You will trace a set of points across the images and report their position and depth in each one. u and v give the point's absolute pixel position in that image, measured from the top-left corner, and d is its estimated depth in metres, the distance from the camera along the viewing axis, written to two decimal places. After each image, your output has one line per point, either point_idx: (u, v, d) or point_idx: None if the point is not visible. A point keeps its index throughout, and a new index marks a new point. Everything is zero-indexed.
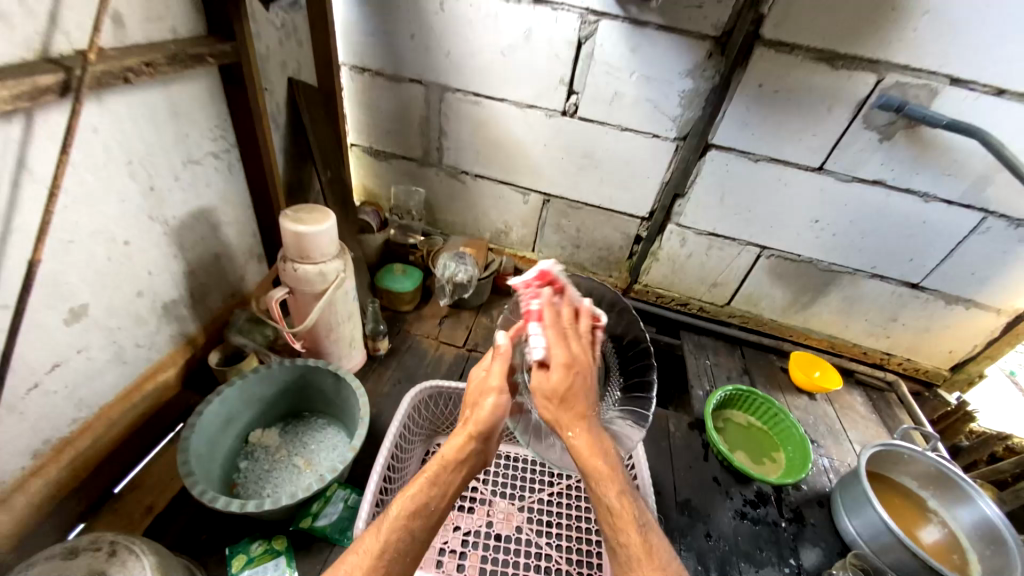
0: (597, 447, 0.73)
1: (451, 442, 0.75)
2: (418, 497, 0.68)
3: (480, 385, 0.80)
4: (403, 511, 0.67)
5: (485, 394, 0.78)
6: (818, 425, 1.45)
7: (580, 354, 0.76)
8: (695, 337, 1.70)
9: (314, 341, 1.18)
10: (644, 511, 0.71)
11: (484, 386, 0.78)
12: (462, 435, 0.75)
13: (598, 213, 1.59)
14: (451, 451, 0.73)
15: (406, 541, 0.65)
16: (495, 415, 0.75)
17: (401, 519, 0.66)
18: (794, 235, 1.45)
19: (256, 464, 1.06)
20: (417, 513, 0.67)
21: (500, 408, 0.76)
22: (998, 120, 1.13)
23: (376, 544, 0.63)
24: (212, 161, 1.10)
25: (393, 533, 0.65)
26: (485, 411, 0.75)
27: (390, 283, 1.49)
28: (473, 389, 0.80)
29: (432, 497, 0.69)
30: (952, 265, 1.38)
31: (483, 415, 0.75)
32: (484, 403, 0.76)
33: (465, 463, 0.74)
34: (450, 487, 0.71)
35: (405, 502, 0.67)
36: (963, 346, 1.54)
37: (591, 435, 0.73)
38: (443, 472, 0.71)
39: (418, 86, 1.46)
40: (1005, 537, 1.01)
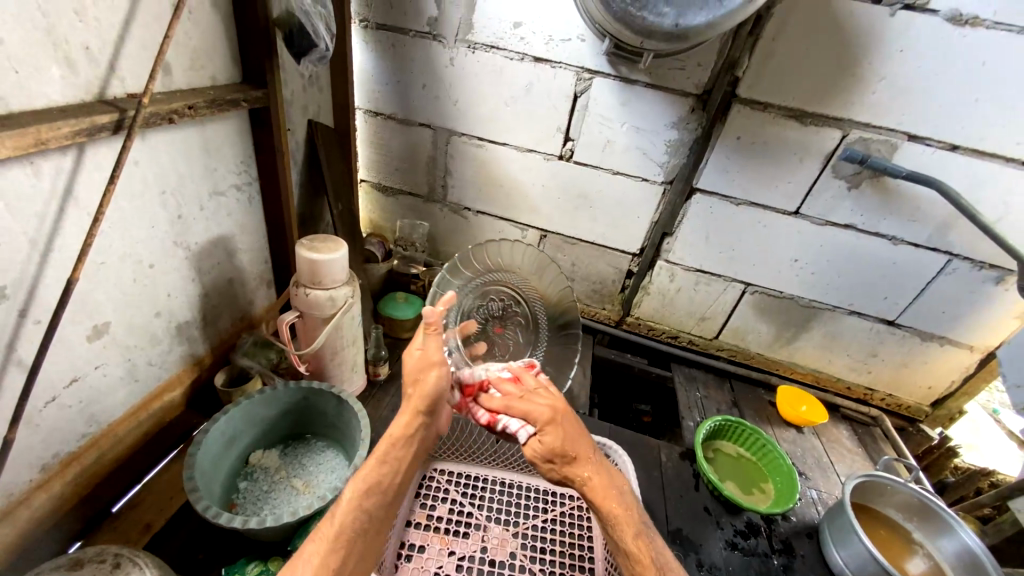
0: (610, 488, 0.81)
1: (400, 421, 0.85)
2: (370, 476, 0.78)
3: (418, 362, 0.88)
4: (356, 484, 0.77)
5: (425, 368, 0.87)
6: (806, 457, 1.49)
7: (552, 404, 0.87)
8: (686, 369, 1.76)
9: (318, 364, 1.22)
10: (663, 556, 0.77)
11: (426, 362, 0.88)
12: (409, 412, 0.85)
13: (592, 249, 1.69)
14: (400, 427, 0.84)
15: (360, 519, 0.74)
16: (437, 389, 0.86)
17: (354, 499, 0.75)
18: (775, 273, 1.54)
19: (255, 484, 1.07)
20: (369, 491, 0.77)
21: (439, 381, 0.87)
22: (953, 172, 1.25)
23: (332, 526, 0.72)
24: (234, 193, 1.19)
25: (347, 514, 0.73)
26: (428, 384, 0.86)
27: (392, 311, 1.55)
28: (413, 364, 0.88)
29: (382, 477, 0.79)
30: (925, 304, 1.47)
31: (426, 391, 0.86)
32: (428, 377, 0.86)
33: (412, 440, 0.85)
34: (399, 465, 0.82)
35: (357, 485, 0.77)
36: (942, 382, 1.60)
37: (599, 473, 0.82)
38: (391, 450, 0.82)
39: (427, 129, 1.58)
40: (986, 566, 1.04)
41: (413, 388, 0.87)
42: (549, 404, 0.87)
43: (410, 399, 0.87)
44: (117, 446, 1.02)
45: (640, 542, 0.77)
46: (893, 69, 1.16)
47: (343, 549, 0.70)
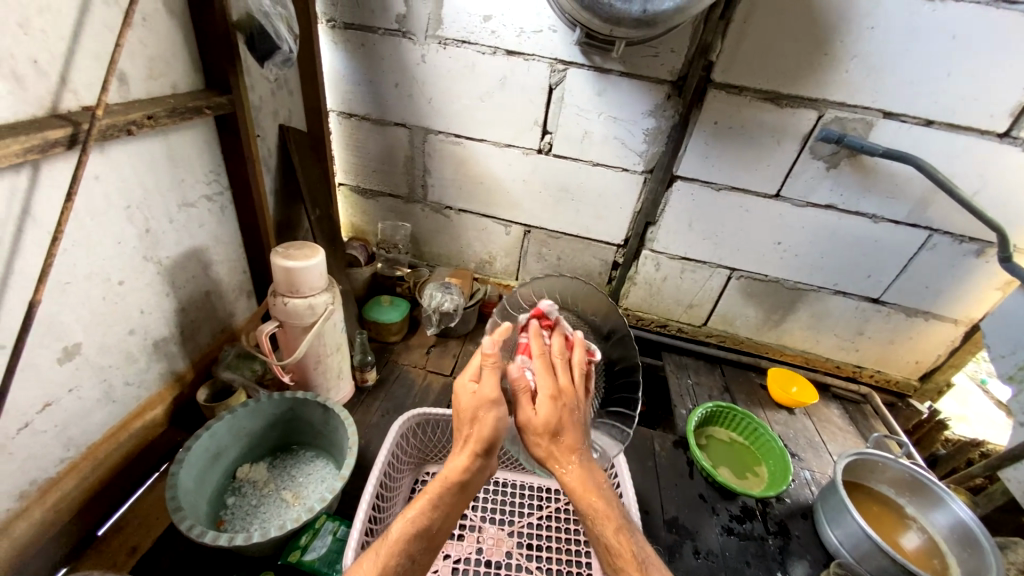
0: (591, 486, 0.74)
1: (454, 462, 0.74)
2: (417, 521, 0.71)
3: (473, 400, 0.73)
4: (403, 528, 0.71)
5: (482, 407, 0.72)
6: (798, 438, 1.50)
7: (568, 386, 0.74)
8: (676, 357, 1.76)
9: (302, 373, 1.21)
10: (644, 550, 0.74)
11: (481, 400, 0.72)
12: (465, 452, 0.74)
13: (577, 242, 1.68)
14: (455, 471, 0.73)
15: (405, 563, 0.70)
16: (494, 435, 0.73)
17: (399, 544, 0.70)
18: (760, 256, 1.54)
19: (243, 499, 1.05)
20: (416, 538, 0.70)
21: (496, 427, 0.73)
22: (929, 148, 1.25)
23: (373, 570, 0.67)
24: (206, 204, 1.16)
25: (387, 560, 0.68)
26: (484, 428, 0.72)
27: (377, 315, 1.53)
28: (466, 399, 0.74)
29: (428, 524, 0.72)
30: (908, 280, 1.48)
31: (482, 431, 0.73)
32: (486, 418, 0.72)
33: (466, 483, 0.74)
34: (448, 509, 0.74)
35: (406, 525, 0.71)
36: (929, 356, 1.62)
37: (582, 471, 0.74)
38: (442, 495, 0.73)
39: (402, 129, 1.56)
40: (979, 538, 1.05)
41: (464, 425, 0.74)
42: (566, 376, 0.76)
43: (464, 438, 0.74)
44: (99, 468, 1.00)
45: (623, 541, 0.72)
46: (865, 46, 1.15)
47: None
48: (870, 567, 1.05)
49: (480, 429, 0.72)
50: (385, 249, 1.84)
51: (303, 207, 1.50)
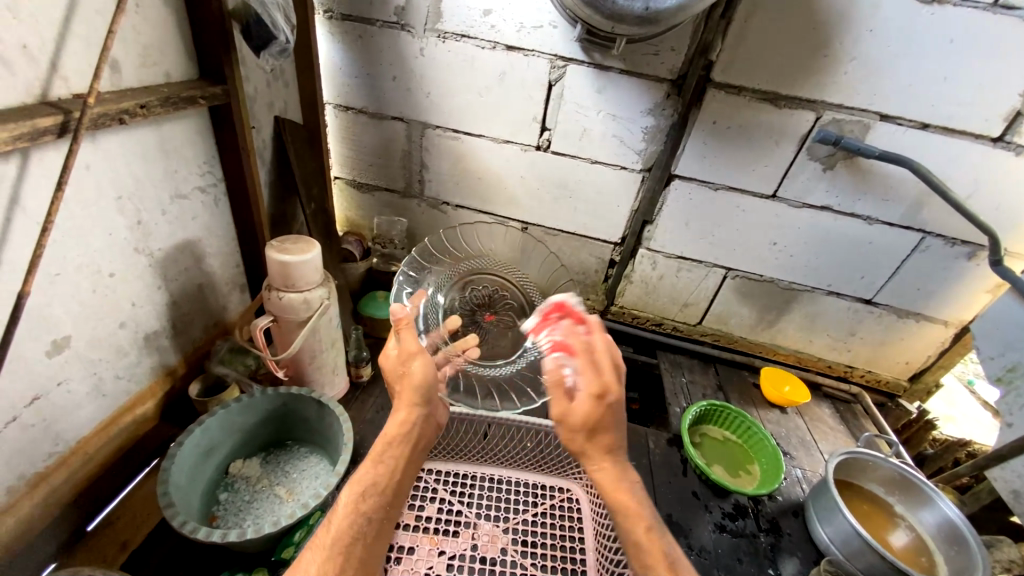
0: (620, 482, 0.82)
1: (393, 419, 0.82)
2: (365, 479, 0.75)
3: (399, 357, 0.84)
4: (351, 489, 0.74)
5: (406, 361, 0.83)
6: (789, 437, 1.51)
7: (614, 385, 0.80)
8: (671, 356, 1.77)
9: (297, 368, 1.19)
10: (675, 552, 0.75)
11: (405, 354, 0.83)
12: (402, 409, 0.83)
13: (574, 239, 1.67)
14: (395, 425, 0.81)
15: (362, 524, 0.71)
16: (423, 383, 0.83)
17: (351, 502, 0.72)
18: (755, 256, 1.55)
19: (236, 495, 1.04)
20: (365, 494, 0.74)
21: (423, 373, 0.83)
22: (924, 151, 1.26)
23: (328, 533, 0.69)
24: (199, 196, 1.14)
25: (342, 518, 0.71)
26: (411, 378, 0.83)
27: (373, 310, 1.52)
28: (392, 362, 0.85)
29: (376, 480, 0.75)
30: (900, 282, 1.49)
31: (412, 386, 0.83)
32: (413, 368, 0.83)
33: (405, 434, 0.81)
34: (395, 464, 0.78)
35: (354, 485, 0.74)
36: (919, 357, 1.64)
37: (614, 471, 0.83)
38: (387, 450, 0.79)
39: (400, 123, 1.54)
40: (966, 536, 1.07)
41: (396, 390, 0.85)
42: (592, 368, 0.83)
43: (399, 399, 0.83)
44: (88, 463, 0.98)
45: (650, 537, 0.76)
46: (863, 49, 1.16)
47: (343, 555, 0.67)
48: (860, 565, 1.06)
49: (407, 381, 0.83)
50: (381, 244, 1.83)
51: (298, 201, 1.49)
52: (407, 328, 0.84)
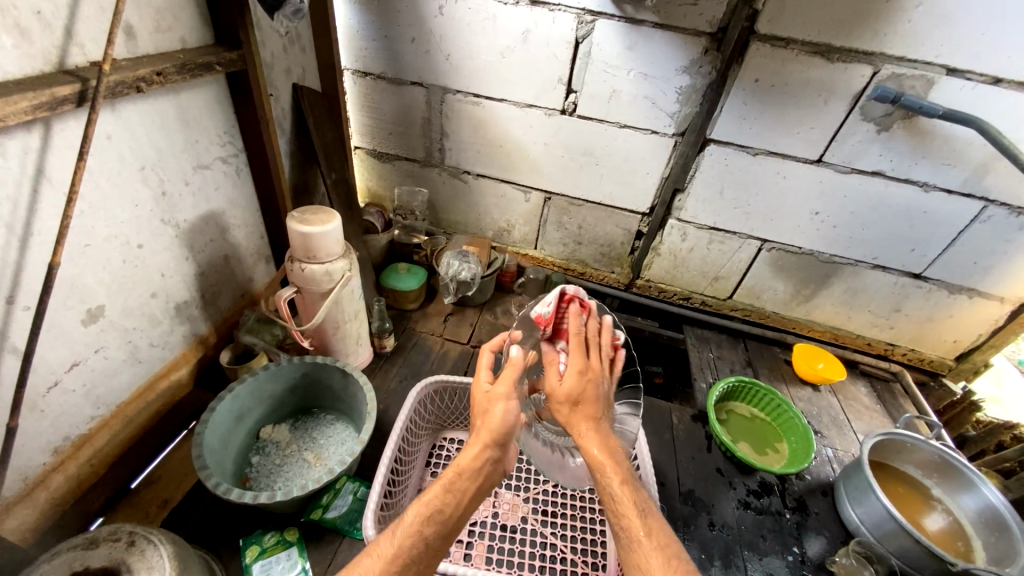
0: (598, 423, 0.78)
1: (465, 450, 0.77)
2: (432, 504, 0.70)
3: (486, 396, 0.81)
4: (416, 512, 0.70)
5: (493, 402, 0.80)
6: (821, 415, 1.46)
7: (594, 363, 0.83)
8: (698, 330, 1.72)
9: (321, 338, 1.21)
10: (647, 502, 0.73)
11: (493, 397, 0.81)
12: (477, 445, 0.77)
13: (600, 209, 1.61)
14: (469, 455, 0.76)
15: (421, 547, 0.67)
16: (500, 437, 0.77)
17: (417, 517, 0.69)
18: (794, 227, 1.46)
19: (267, 459, 1.08)
20: (430, 519, 0.69)
21: (505, 423, 0.78)
22: (994, 109, 1.13)
23: (389, 548, 0.66)
24: (221, 166, 1.14)
25: (403, 538, 0.67)
26: (493, 427, 0.77)
27: (395, 282, 1.51)
28: (480, 397, 0.82)
29: (442, 507, 0.71)
30: (955, 255, 1.38)
31: (495, 427, 0.78)
32: (495, 410, 0.79)
33: (478, 472, 0.75)
34: (464, 498, 0.73)
35: (419, 508, 0.70)
36: (968, 335, 1.53)
37: (598, 435, 0.77)
38: (455, 482, 0.73)
39: (420, 89, 1.49)
40: (1010, 523, 1.00)
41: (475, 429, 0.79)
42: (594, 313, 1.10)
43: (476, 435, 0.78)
44: (127, 427, 1.03)
45: (618, 476, 0.74)
46: None
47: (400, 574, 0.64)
48: (891, 547, 1.02)
49: (486, 430, 0.77)
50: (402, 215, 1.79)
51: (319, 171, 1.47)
52: (515, 372, 0.81)
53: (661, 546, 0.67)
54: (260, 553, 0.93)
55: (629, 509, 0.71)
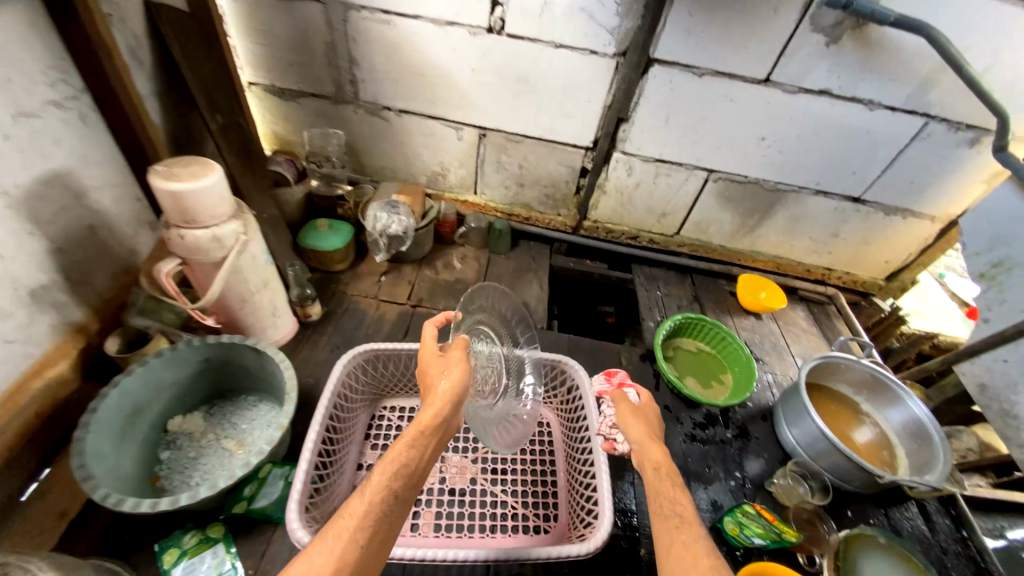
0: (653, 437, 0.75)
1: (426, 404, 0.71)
2: (397, 460, 0.65)
3: (440, 361, 0.77)
4: (383, 468, 0.64)
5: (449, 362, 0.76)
6: (763, 343, 1.50)
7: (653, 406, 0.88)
8: (646, 269, 1.70)
9: (227, 314, 1.06)
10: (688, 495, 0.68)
11: (448, 360, 0.76)
12: (438, 398, 0.72)
13: (540, 145, 1.46)
14: (430, 408, 0.70)
15: (390, 503, 0.62)
16: (459, 395, 0.73)
17: (385, 473, 0.63)
18: (741, 154, 1.39)
19: (179, 453, 0.97)
20: (397, 475, 0.64)
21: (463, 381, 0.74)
22: (946, 14, 1.05)
23: (359, 505, 0.60)
24: (55, 112, 0.90)
25: (373, 494, 0.61)
26: (449, 381, 0.73)
27: (315, 241, 1.34)
28: (433, 362, 0.77)
29: (407, 461, 0.66)
30: (893, 175, 1.37)
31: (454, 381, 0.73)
32: (452, 369, 0.74)
33: (438, 426, 0.71)
34: (427, 451, 0.69)
35: (385, 465, 0.64)
36: (898, 255, 1.58)
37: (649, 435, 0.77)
38: (420, 436, 0.68)
39: (315, 4, 1.23)
40: (929, 431, 1.06)
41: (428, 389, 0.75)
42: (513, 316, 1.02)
43: (432, 392, 0.73)
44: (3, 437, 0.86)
45: (660, 475, 0.70)
46: None
47: (372, 532, 0.59)
48: (825, 464, 1.08)
49: (445, 385, 0.73)
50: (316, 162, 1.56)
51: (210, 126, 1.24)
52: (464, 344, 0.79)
53: (694, 532, 0.61)
54: (180, 557, 0.84)
55: (665, 498, 0.66)
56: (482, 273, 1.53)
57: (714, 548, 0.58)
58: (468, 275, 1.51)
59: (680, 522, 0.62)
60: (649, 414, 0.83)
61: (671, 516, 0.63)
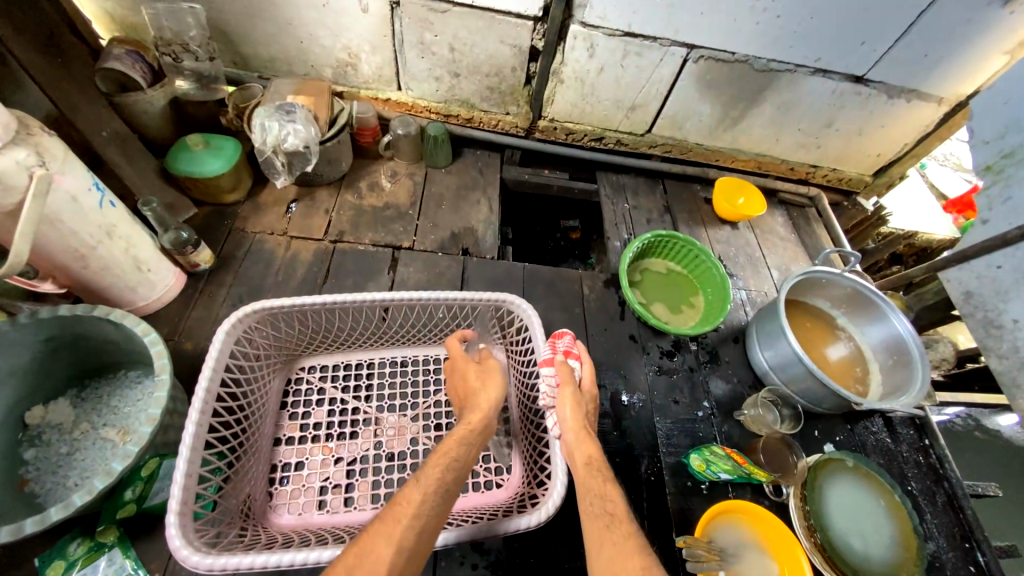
0: (586, 430, 0.74)
1: (474, 407, 0.73)
2: (451, 450, 0.64)
3: (477, 376, 0.80)
4: (439, 457, 0.63)
5: (484, 376, 0.80)
6: (738, 256, 1.36)
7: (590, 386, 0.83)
8: (612, 177, 1.47)
9: (67, 275, 0.80)
10: (608, 493, 0.65)
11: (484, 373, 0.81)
12: (483, 401, 0.74)
13: (472, 16, 1.10)
14: (478, 411, 0.72)
15: (444, 497, 0.59)
16: (499, 405, 0.76)
17: (443, 461, 0.62)
18: (730, 22, 1.08)
19: (47, 451, 0.78)
20: (450, 466, 0.62)
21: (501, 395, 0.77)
22: None
23: (417, 495, 0.57)
24: None
25: (431, 482, 0.59)
26: (492, 391, 0.76)
27: (189, 167, 1.03)
28: (470, 378, 0.80)
29: (459, 456, 0.64)
30: (906, 47, 1.11)
31: (492, 395, 0.76)
32: (490, 383, 0.78)
33: (487, 428, 0.72)
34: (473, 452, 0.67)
35: (440, 455, 0.63)
36: (892, 147, 1.40)
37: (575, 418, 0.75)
38: (472, 434, 0.69)
39: None
40: (909, 348, 0.98)
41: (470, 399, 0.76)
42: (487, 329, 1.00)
43: (475, 399, 0.75)
44: None
45: (591, 469, 0.69)
46: None
47: (428, 526, 0.55)
48: (796, 387, 1.00)
49: (489, 393, 0.76)
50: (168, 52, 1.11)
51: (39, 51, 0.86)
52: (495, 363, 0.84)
53: (625, 527, 0.59)
54: (68, 569, 0.69)
55: (593, 495, 0.65)
56: (418, 194, 1.26)
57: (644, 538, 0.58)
58: (400, 198, 1.25)
59: (620, 522, 0.60)
60: (587, 403, 0.80)
61: (601, 514, 0.62)
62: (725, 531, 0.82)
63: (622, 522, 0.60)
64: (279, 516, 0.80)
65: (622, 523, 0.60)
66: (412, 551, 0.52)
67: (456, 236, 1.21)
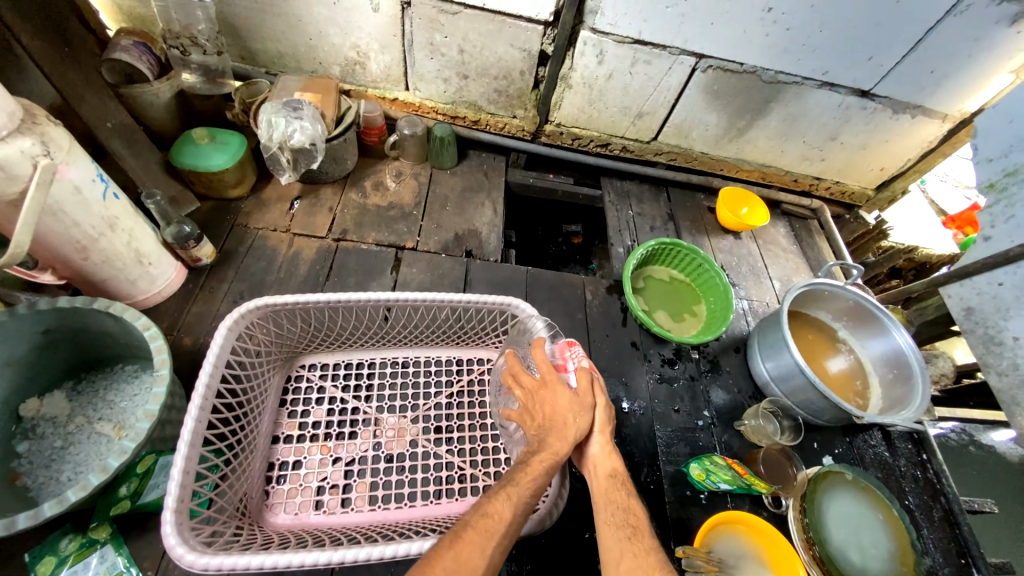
0: (612, 443, 0.72)
1: (560, 436, 0.67)
2: (536, 478, 0.63)
3: (570, 402, 0.70)
4: (526, 478, 0.62)
5: (580, 407, 0.69)
6: (741, 266, 1.36)
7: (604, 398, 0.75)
8: (617, 184, 1.47)
9: (67, 266, 0.79)
10: (630, 509, 0.64)
11: (581, 400, 0.70)
12: (571, 429, 0.67)
13: (482, 19, 1.10)
14: (565, 442, 0.66)
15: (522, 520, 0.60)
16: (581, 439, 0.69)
17: (527, 485, 0.62)
18: (740, 32, 1.09)
19: (41, 444, 0.77)
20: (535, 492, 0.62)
21: (588, 431, 0.70)
22: None
23: (508, 510, 0.59)
24: None
25: (518, 500, 0.60)
26: (582, 425, 0.68)
27: (194, 161, 1.02)
28: (565, 402, 0.69)
29: (539, 482, 0.63)
30: (914, 63, 1.12)
31: (579, 427, 0.68)
32: (579, 415, 0.69)
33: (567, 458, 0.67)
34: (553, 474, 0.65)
35: (528, 481, 0.62)
36: (896, 162, 1.40)
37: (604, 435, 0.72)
38: (555, 464, 0.65)
39: None
40: (910, 363, 0.99)
41: (555, 425, 0.68)
42: (492, 332, 1.00)
43: (563, 427, 0.67)
44: None
45: (615, 483, 0.67)
46: None
47: (512, 541, 0.58)
48: (795, 399, 1.01)
49: (580, 424, 0.68)
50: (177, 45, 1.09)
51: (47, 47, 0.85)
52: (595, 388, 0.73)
53: (646, 541, 0.60)
54: (59, 565, 0.68)
55: (615, 506, 0.64)
56: (423, 195, 1.26)
57: (665, 557, 0.58)
58: (405, 198, 1.24)
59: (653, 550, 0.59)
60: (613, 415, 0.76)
61: (623, 525, 0.62)
62: (724, 542, 0.81)
63: (648, 545, 0.60)
64: (275, 515, 0.79)
65: (642, 540, 0.60)
66: (499, 561, 0.56)
67: (459, 238, 1.21)
